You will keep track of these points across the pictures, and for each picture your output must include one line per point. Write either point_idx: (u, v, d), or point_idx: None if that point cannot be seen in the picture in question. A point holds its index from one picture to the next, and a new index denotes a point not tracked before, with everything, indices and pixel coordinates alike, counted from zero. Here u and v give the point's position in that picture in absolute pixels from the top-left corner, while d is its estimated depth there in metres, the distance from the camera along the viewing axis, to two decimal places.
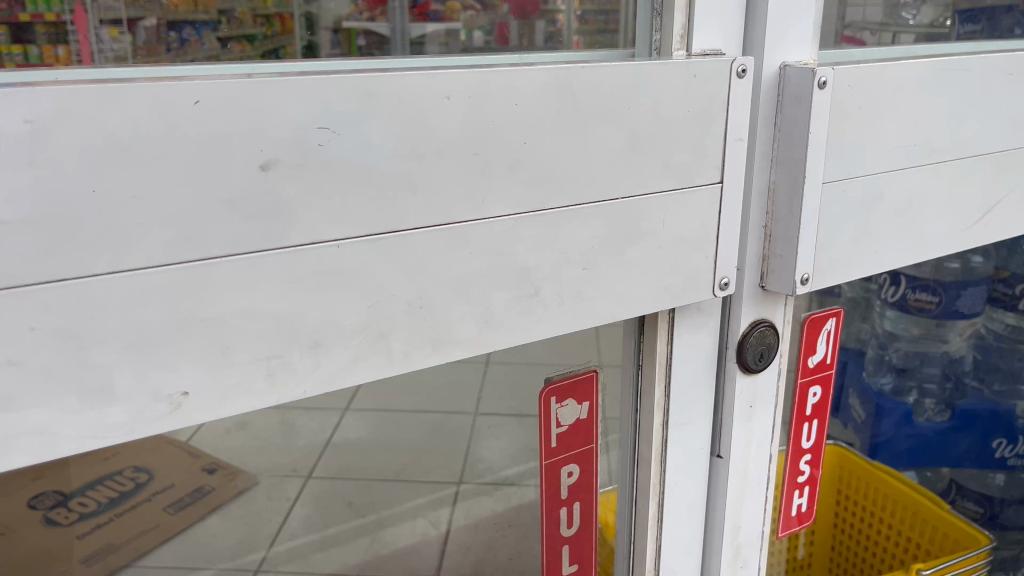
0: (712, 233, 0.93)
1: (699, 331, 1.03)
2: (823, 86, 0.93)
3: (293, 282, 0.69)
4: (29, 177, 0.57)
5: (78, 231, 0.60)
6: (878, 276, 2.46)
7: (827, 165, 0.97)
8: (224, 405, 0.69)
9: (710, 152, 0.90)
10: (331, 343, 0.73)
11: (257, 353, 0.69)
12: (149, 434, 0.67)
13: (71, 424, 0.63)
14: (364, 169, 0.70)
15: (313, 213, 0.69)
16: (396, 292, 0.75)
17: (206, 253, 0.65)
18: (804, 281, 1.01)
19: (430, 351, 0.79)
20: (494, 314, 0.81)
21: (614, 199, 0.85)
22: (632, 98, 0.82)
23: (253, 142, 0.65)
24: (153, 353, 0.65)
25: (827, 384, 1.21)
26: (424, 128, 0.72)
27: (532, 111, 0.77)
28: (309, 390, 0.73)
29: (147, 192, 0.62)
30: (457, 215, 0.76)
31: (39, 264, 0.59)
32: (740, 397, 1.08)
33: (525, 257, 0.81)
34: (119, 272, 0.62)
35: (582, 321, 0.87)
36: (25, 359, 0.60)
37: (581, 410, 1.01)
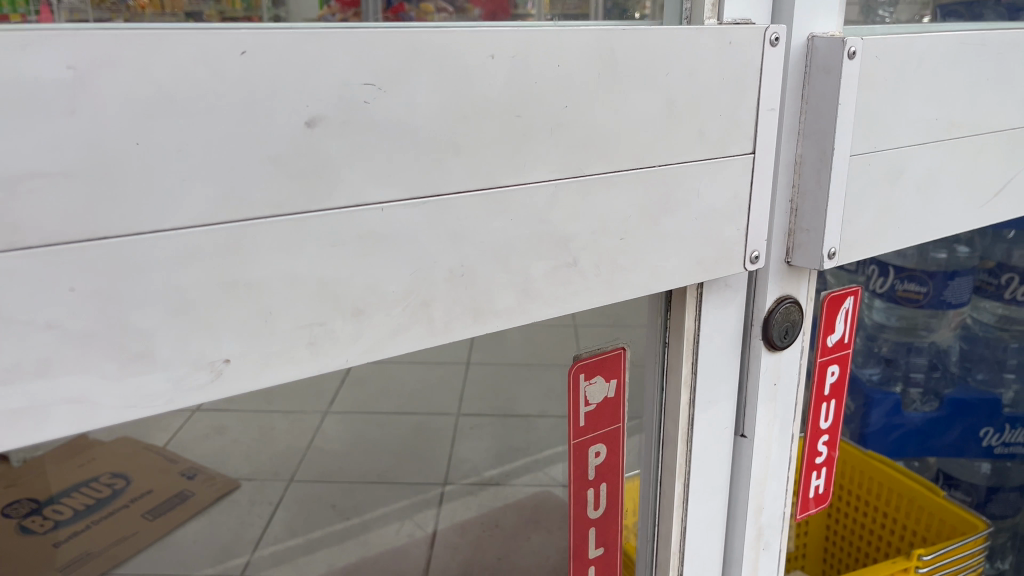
0: (743, 204, 0.92)
1: (725, 307, 1.02)
2: (852, 57, 0.92)
3: (337, 245, 0.67)
4: (72, 127, 0.54)
5: (121, 186, 0.57)
6: (867, 267, 2.45)
7: (854, 137, 0.97)
8: (267, 374, 0.66)
9: (742, 121, 0.89)
10: (373, 310, 0.70)
11: (299, 320, 0.67)
12: (190, 404, 0.64)
13: (112, 392, 0.60)
14: (409, 128, 0.68)
15: (357, 173, 0.66)
16: (438, 259, 0.72)
17: (251, 213, 0.62)
18: (830, 255, 1.00)
19: (470, 321, 0.76)
20: (533, 284, 0.79)
21: (651, 167, 0.83)
22: (669, 63, 0.81)
23: (299, 97, 0.62)
24: (195, 318, 0.62)
25: (845, 364, 1.20)
26: (468, 87, 0.70)
27: (573, 73, 0.75)
28: (351, 359, 0.70)
29: (191, 147, 0.59)
30: (499, 179, 0.74)
31: (80, 220, 0.56)
32: (764, 375, 1.07)
33: (564, 225, 0.79)
34: (162, 231, 0.59)
35: (618, 292, 0.85)
36: (66, 322, 0.57)
37: (609, 388, 0.99)
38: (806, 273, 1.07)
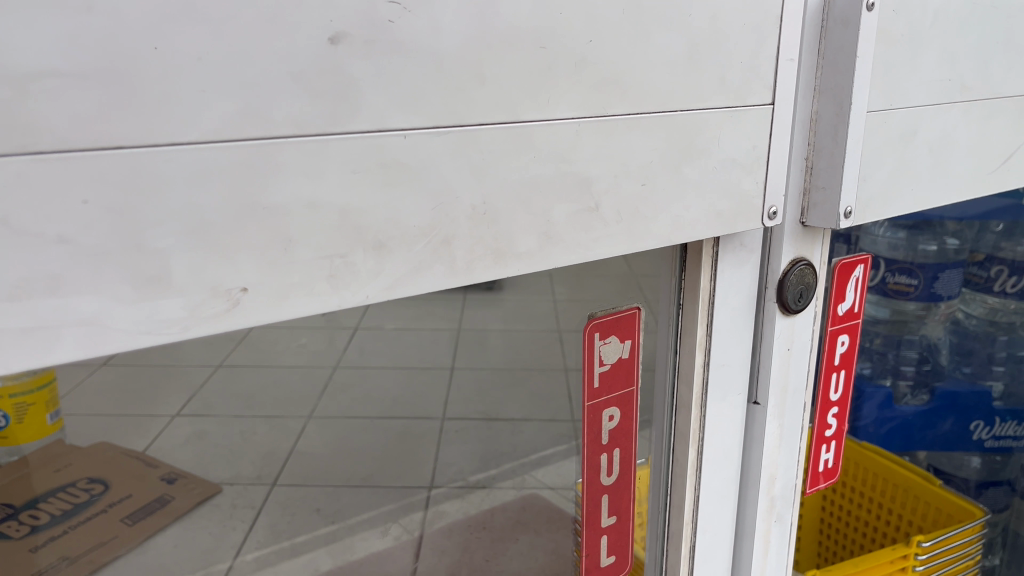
0: (761, 157, 0.91)
1: (740, 268, 1.00)
2: (870, 9, 0.91)
3: (359, 172, 0.64)
4: (89, 25, 0.51)
5: (139, 93, 0.54)
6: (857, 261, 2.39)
7: (871, 92, 0.95)
8: (285, 306, 0.63)
9: (762, 70, 0.87)
10: (394, 245, 0.67)
11: (320, 250, 0.64)
12: (205, 335, 0.60)
13: (124, 316, 0.57)
14: (434, 52, 0.65)
15: (381, 97, 0.64)
16: (461, 194, 0.70)
17: (272, 132, 0.60)
18: (846, 214, 0.99)
19: (491, 263, 0.74)
20: (555, 227, 0.77)
21: (673, 111, 0.81)
22: (692, 4, 0.79)
23: (324, 10, 0.59)
24: (213, 241, 0.59)
25: (854, 334, 1.19)
26: (494, 14, 0.68)
27: (598, 7, 0.73)
28: (371, 296, 0.67)
29: (212, 56, 0.56)
30: (523, 113, 0.72)
31: (95, 127, 0.53)
32: (779, 339, 1.05)
33: (587, 167, 0.77)
34: (180, 145, 0.56)
35: (639, 242, 0.83)
36: (78, 237, 0.54)
37: (623, 349, 0.97)
38: (820, 236, 1.06)
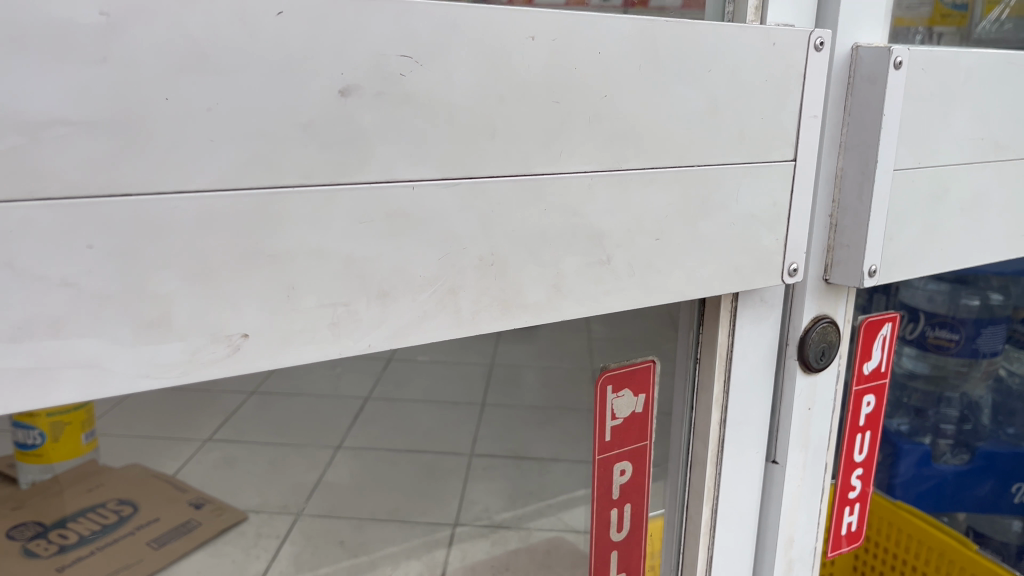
0: (783, 213, 0.89)
1: (760, 324, 0.98)
2: (898, 67, 0.90)
3: (365, 222, 0.64)
4: (102, 76, 0.52)
5: (147, 142, 0.55)
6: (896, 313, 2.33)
7: (899, 150, 0.94)
8: (286, 353, 0.63)
9: (784, 126, 0.86)
10: (399, 294, 0.67)
11: (323, 298, 0.64)
12: (204, 379, 0.61)
13: (123, 359, 0.57)
14: (445, 105, 0.66)
15: (390, 148, 0.64)
16: (469, 245, 0.70)
17: (280, 181, 0.60)
18: (871, 273, 0.97)
19: (498, 314, 0.73)
20: (564, 279, 0.76)
21: (690, 166, 0.81)
22: (710, 61, 0.79)
23: (335, 63, 0.60)
24: (216, 287, 0.59)
25: (881, 394, 1.15)
26: (507, 69, 0.68)
27: (615, 62, 0.73)
28: (373, 344, 0.67)
29: (222, 107, 0.57)
30: (535, 166, 0.71)
31: (102, 174, 0.54)
32: (799, 398, 1.02)
33: (599, 220, 0.77)
34: (186, 193, 0.57)
35: (652, 296, 0.82)
36: (81, 281, 0.54)
37: (637, 402, 0.95)
38: (844, 294, 1.04)
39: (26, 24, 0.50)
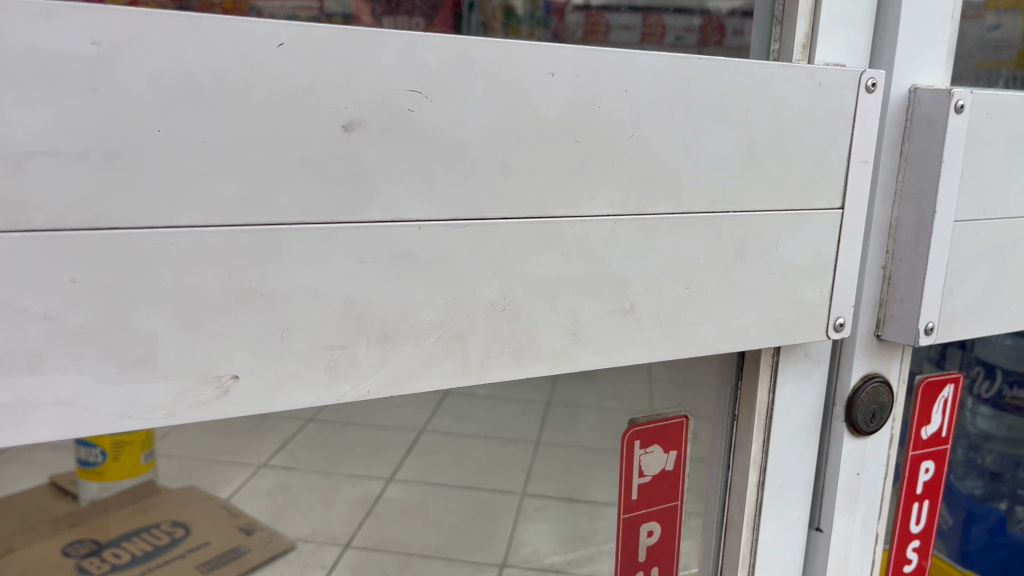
0: (829, 264, 0.83)
1: (804, 381, 0.92)
2: (960, 111, 0.84)
3: (367, 262, 0.61)
4: (91, 106, 0.51)
5: (137, 175, 0.53)
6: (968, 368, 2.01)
7: (960, 200, 0.87)
8: (278, 397, 0.61)
9: (830, 172, 0.81)
10: (401, 338, 0.64)
11: (320, 341, 0.61)
12: (190, 421, 0.58)
13: (105, 397, 0.55)
14: (456, 142, 0.63)
15: (394, 186, 0.61)
16: (479, 288, 0.66)
17: (276, 218, 0.58)
18: (928, 330, 0.89)
19: (510, 362, 0.69)
20: (583, 328, 0.72)
21: (726, 211, 0.76)
22: (749, 101, 0.75)
23: (338, 97, 0.58)
24: (205, 326, 0.57)
25: (941, 461, 1.07)
26: (524, 106, 0.65)
27: (643, 102, 0.69)
28: (373, 390, 0.64)
29: (217, 140, 0.55)
30: (553, 208, 0.68)
31: (88, 206, 0.52)
32: (847, 462, 0.95)
33: (622, 266, 0.72)
34: (176, 228, 0.55)
35: (680, 348, 0.77)
36: (63, 315, 0.53)
37: (667, 460, 0.90)
38: (899, 352, 0.96)
39: (13, 51, 0.49)
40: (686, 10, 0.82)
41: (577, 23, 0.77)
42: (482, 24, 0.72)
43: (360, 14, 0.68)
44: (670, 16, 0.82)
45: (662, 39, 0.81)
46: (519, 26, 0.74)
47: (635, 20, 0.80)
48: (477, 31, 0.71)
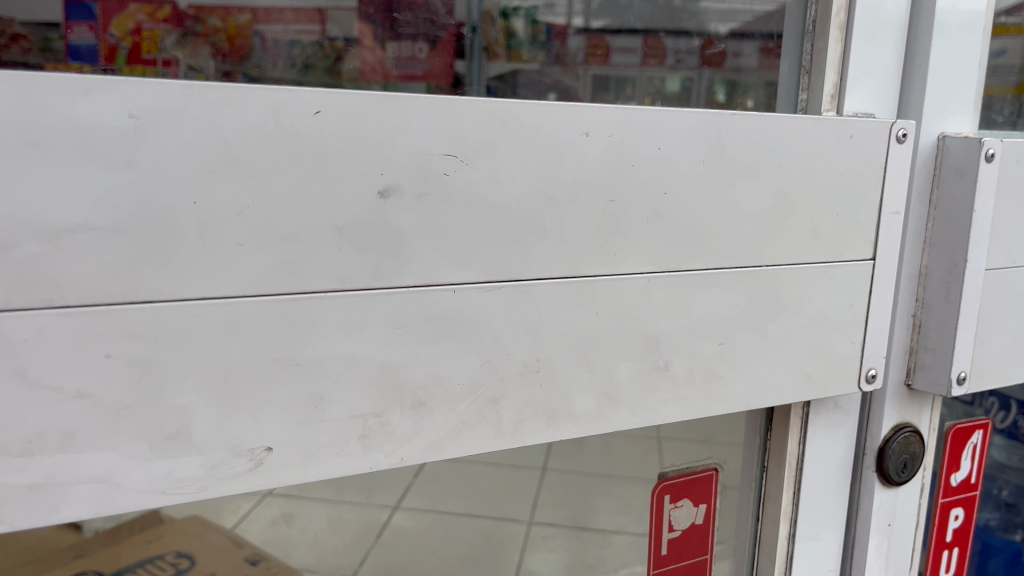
0: (861, 315, 0.82)
1: (834, 431, 0.90)
2: (990, 159, 0.83)
3: (402, 327, 0.60)
4: (128, 180, 0.50)
5: (173, 248, 0.52)
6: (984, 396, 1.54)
7: (991, 248, 0.86)
8: (312, 468, 0.59)
9: (862, 222, 0.80)
10: (436, 404, 0.63)
11: (354, 410, 0.60)
12: (222, 495, 0.57)
13: (137, 473, 0.54)
14: (490, 205, 0.62)
15: (429, 251, 0.60)
16: (513, 351, 0.65)
17: (311, 287, 0.57)
18: (960, 380, 0.88)
19: (543, 425, 0.68)
20: (617, 388, 0.70)
21: (758, 265, 0.75)
22: (782, 154, 0.74)
23: (374, 163, 0.57)
24: (239, 398, 0.56)
25: (971, 507, 1.05)
26: (558, 167, 0.64)
27: (676, 159, 0.69)
28: (407, 458, 0.63)
29: (252, 211, 0.54)
30: (586, 267, 0.67)
31: (123, 281, 0.51)
32: (878, 513, 0.93)
33: (656, 324, 0.71)
34: (211, 300, 0.54)
35: (713, 405, 0.76)
36: (96, 392, 0.52)
37: (697, 513, 0.88)
38: (929, 401, 0.95)
39: (50, 126, 0.48)
40: (686, 32, 0.79)
41: (577, 47, 0.75)
42: (484, 50, 0.71)
43: (363, 37, 0.67)
44: (672, 37, 0.78)
45: (663, 62, 0.78)
46: (520, 50, 0.73)
47: (636, 42, 0.77)
48: (478, 61, 0.71)
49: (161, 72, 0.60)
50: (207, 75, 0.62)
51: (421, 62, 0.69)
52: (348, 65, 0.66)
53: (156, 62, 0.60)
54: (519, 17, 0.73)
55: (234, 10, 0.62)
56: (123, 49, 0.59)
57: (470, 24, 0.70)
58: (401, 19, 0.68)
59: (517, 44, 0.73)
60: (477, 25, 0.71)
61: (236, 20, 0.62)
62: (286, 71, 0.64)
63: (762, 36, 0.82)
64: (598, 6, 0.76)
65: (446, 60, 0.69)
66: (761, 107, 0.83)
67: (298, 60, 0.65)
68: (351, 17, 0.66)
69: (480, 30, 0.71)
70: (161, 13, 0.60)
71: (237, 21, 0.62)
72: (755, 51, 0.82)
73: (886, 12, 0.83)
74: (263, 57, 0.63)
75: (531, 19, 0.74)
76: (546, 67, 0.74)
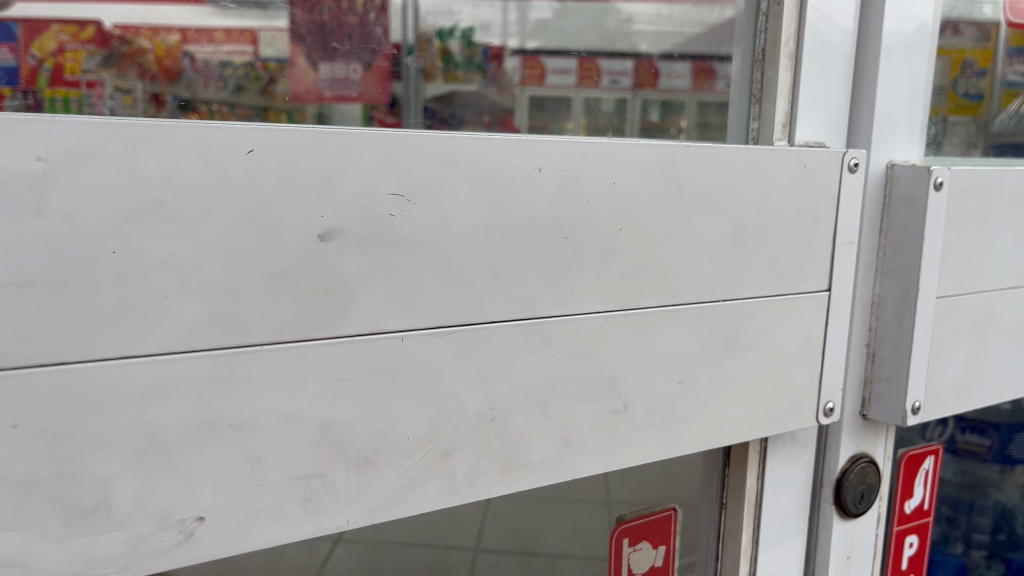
0: (818, 347, 0.81)
1: (791, 465, 0.88)
2: (939, 188, 0.83)
3: (346, 380, 0.56)
4: (36, 230, 0.45)
5: (89, 303, 0.47)
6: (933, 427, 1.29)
7: (942, 277, 0.86)
8: (250, 537, 0.54)
9: (818, 254, 0.79)
10: (384, 461, 0.59)
11: (296, 471, 0.55)
12: (148, 572, 0.51)
13: (51, 554, 0.48)
14: (440, 246, 0.58)
15: (374, 296, 0.56)
16: (466, 400, 0.61)
17: (246, 339, 0.52)
18: (915, 410, 0.87)
19: (498, 477, 0.64)
20: (576, 434, 0.67)
21: (716, 301, 0.73)
22: (739, 187, 0.72)
23: (313, 205, 0.53)
24: (166, 465, 0.51)
25: (924, 534, 1.04)
26: (511, 204, 0.61)
27: (632, 193, 0.66)
28: (353, 520, 0.58)
29: (180, 260, 0.49)
30: (542, 309, 0.63)
31: (32, 341, 0.46)
32: (836, 547, 0.92)
33: (614, 365, 0.68)
34: (133, 359, 0.49)
35: (673, 446, 0.73)
36: (2, 467, 0.46)
37: (656, 555, 0.86)
38: (883, 430, 0.94)
39: None
40: (620, 53, 0.76)
41: (514, 68, 0.71)
42: (421, 72, 0.67)
43: (295, 57, 0.61)
44: (607, 59, 0.75)
45: (598, 82, 0.75)
46: (457, 71, 0.69)
47: (571, 63, 0.74)
48: (415, 82, 0.67)
49: (85, 95, 0.56)
50: (135, 97, 0.58)
51: (355, 82, 0.64)
52: (280, 86, 0.61)
53: (81, 84, 0.56)
54: (454, 39, 0.69)
55: (162, 31, 0.59)
56: (45, 71, 0.55)
57: (406, 47, 0.66)
58: (337, 39, 0.63)
59: (453, 64, 0.69)
60: (413, 45, 0.67)
61: (164, 41, 0.59)
62: (217, 93, 0.60)
63: (694, 57, 0.81)
64: (532, 25, 0.72)
65: (381, 81, 0.65)
66: (693, 129, 0.81)
67: (230, 81, 0.60)
68: (282, 37, 0.61)
69: (416, 52, 0.67)
70: (86, 33, 0.58)
71: (166, 42, 0.59)
72: (687, 72, 0.80)
73: (834, 40, 0.82)
74: (193, 77, 0.60)
75: (467, 40, 0.70)
76: (483, 89, 0.71)
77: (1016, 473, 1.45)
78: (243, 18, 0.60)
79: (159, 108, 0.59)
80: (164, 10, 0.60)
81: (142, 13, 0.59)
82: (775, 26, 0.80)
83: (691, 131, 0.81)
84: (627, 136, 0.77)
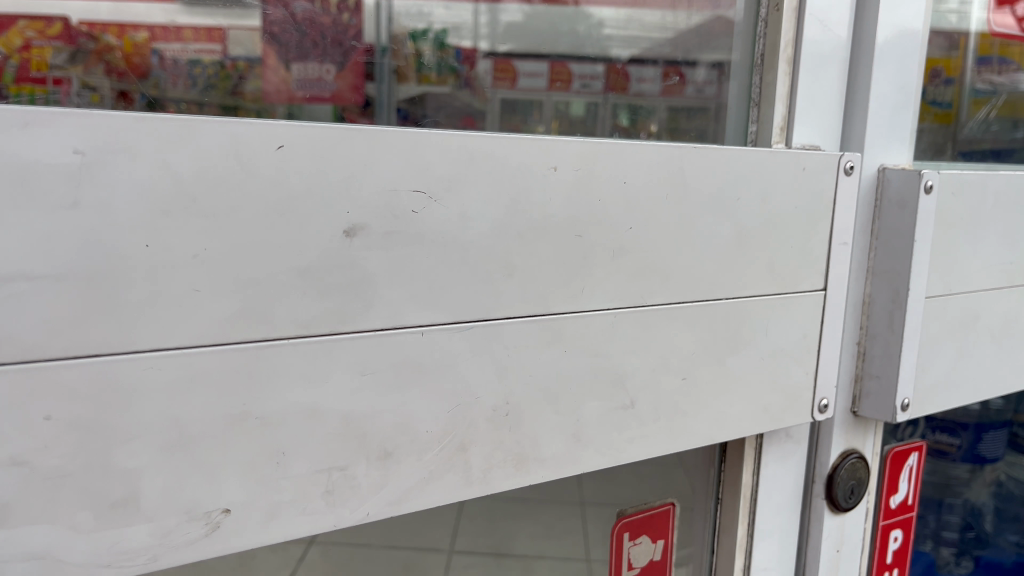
0: (813, 345, 0.83)
1: (784, 461, 0.91)
2: (929, 191, 0.86)
3: (368, 374, 0.56)
4: (71, 223, 0.46)
5: (120, 297, 0.47)
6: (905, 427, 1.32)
7: (931, 277, 0.88)
8: (274, 528, 0.55)
9: (814, 255, 0.81)
10: (403, 454, 0.59)
11: (319, 464, 0.56)
12: (175, 564, 0.52)
13: (80, 544, 0.49)
14: (459, 243, 0.59)
15: (396, 292, 0.57)
16: (481, 395, 0.62)
17: (273, 334, 0.53)
18: (904, 406, 0.90)
19: (512, 471, 0.65)
20: (585, 429, 0.68)
21: (719, 299, 0.75)
22: (741, 188, 0.74)
23: (339, 201, 0.53)
24: (193, 458, 0.51)
25: (908, 529, 1.07)
26: (527, 202, 0.62)
27: (641, 194, 0.67)
28: (373, 513, 0.59)
29: (210, 254, 0.50)
30: (555, 305, 0.65)
31: (64, 334, 0.46)
32: (827, 540, 0.94)
33: (622, 361, 0.69)
34: (163, 352, 0.49)
35: (677, 440, 0.74)
36: (36, 459, 0.47)
37: (655, 550, 0.87)
38: (872, 427, 0.97)
39: None
40: (590, 57, 0.75)
41: (487, 71, 0.70)
42: (394, 72, 0.66)
43: (267, 57, 0.60)
44: (577, 62, 0.75)
45: (568, 87, 0.75)
46: (430, 73, 0.68)
47: (542, 67, 0.73)
48: (387, 84, 0.66)
49: (51, 92, 0.54)
50: (102, 96, 0.55)
51: (327, 83, 0.63)
52: (250, 85, 0.60)
53: (46, 81, 0.54)
54: (427, 40, 0.67)
55: (128, 27, 0.56)
56: (9, 67, 0.53)
57: (380, 48, 0.65)
58: (309, 38, 0.62)
59: (426, 66, 0.68)
60: (387, 46, 0.66)
61: (131, 37, 0.56)
62: (186, 92, 0.58)
63: (666, 61, 0.80)
64: (503, 28, 0.71)
65: (354, 81, 0.64)
66: (663, 133, 0.81)
67: (200, 80, 0.58)
68: (252, 37, 0.60)
69: (390, 50, 0.66)
70: (53, 29, 0.54)
71: (134, 39, 0.56)
72: (657, 77, 0.79)
73: (827, 46, 0.84)
74: (162, 76, 0.57)
75: (439, 42, 0.68)
76: (457, 91, 0.70)
77: (985, 473, 1.47)
78: (213, 16, 0.58)
79: (127, 106, 0.56)
80: (133, 6, 0.56)
81: (110, 10, 0.56)
82: (774, 32, 0.82)
83: (661, 135, 0.81)
84: (597, 136, 0.77)
